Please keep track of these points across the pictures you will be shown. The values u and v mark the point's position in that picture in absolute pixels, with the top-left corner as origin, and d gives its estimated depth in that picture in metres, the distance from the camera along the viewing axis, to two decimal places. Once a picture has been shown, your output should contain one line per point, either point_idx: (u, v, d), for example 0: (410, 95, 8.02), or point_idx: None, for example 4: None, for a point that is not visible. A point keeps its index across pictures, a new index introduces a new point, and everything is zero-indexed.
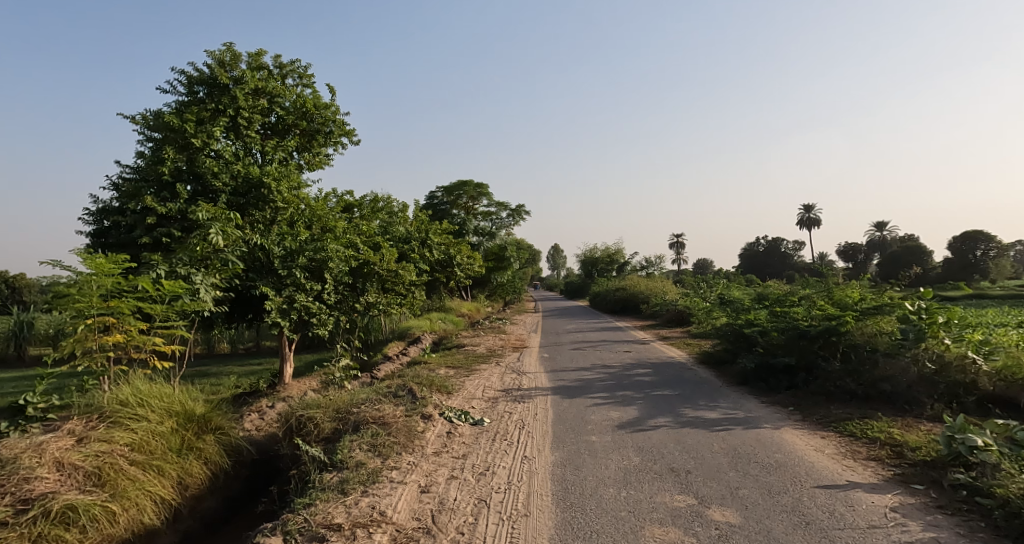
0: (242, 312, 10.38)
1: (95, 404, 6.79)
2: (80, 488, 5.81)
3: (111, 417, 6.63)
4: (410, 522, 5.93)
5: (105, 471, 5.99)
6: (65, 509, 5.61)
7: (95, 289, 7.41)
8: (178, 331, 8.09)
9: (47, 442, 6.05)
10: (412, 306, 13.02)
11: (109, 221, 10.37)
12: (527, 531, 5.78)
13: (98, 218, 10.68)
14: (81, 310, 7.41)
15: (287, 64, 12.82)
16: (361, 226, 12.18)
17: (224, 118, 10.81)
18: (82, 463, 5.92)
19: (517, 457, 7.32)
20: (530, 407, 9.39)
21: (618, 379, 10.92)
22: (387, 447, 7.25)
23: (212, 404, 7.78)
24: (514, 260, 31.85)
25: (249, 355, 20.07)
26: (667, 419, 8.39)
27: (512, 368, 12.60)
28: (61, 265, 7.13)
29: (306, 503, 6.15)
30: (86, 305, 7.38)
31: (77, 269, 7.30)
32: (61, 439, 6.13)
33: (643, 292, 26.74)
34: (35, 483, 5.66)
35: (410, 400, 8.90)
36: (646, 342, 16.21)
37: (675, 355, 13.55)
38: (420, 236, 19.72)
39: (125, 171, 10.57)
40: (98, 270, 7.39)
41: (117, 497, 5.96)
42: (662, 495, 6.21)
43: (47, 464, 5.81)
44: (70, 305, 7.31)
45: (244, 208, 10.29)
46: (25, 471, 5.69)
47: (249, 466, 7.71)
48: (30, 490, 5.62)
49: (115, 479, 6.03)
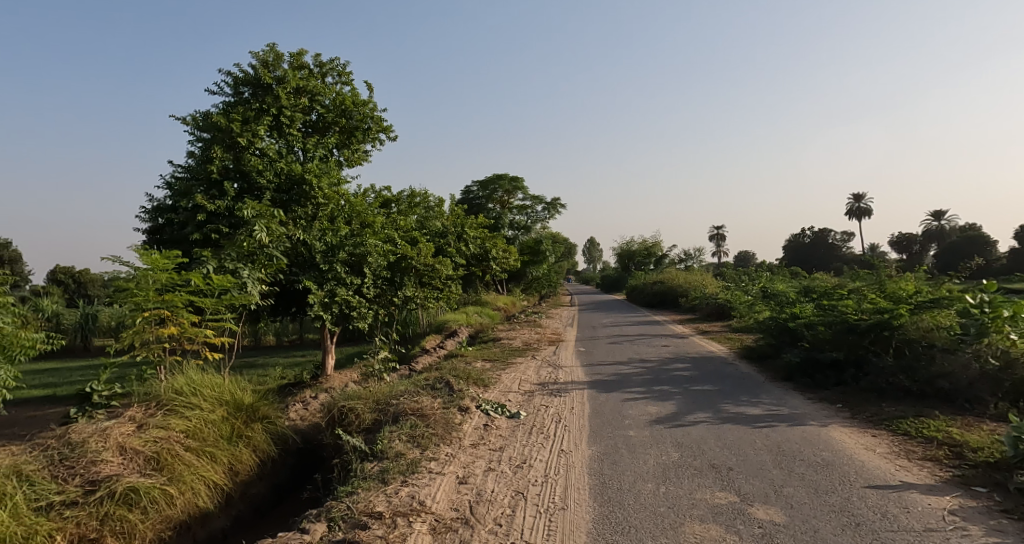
0: (286, 305, 10.44)
1: (152, 393, 7.05)
2: (140, 472, 5.93)
3: (168, 405, 6.82)
4: (448, 512, 5.87)
5: (163, 456, 6.10)
6: (128, 491, 5.71)
7: (151, 284, 7.53)
8: (228, 324, 8.21)
9: (110, 428, 6.29)
10: (450, 300, 12.97)
11: (164, 218, 10.90)
12: (565, 524, 5.67)
13: (154, 217, 11.26)
14: (139, 302, 7.59)
15: (327, 63, 13.08)
16: (399, 220, 12.22)
17: (267, 117, 11.03)
18: (143, 448, 6.06)
19: (554, 450, 7.21)
20: (567, 400, 9.28)
21: (656, 374, 10.73)
22: (426, 439, 7.22)
23: (259, 394, 7.87)
24: (549, 253, 31.52)
25: (293, 348, 20.40)
26: (708, 414, 8.19)
27: (548, 362, 12.52)
28: (118, 260, 7.32)
29: (349, 491, 6.16)
30: (144, 298, 7.55)
31: (134, 264, 7.41)
32: (123, 425, 6.35)
33: (685, 286, 26.27)
34: (102, 466, 5.83)
35: (447, 392, 8.90)
36: (685, 336, 15.97)
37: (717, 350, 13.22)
38: (456, 230, 19.71)
39: (179, 172, 10.98)
40: (154, 266, 7.48)
41: (175, 481, 6.04)
42: (703, 489, 6.07)
43: (111, 448, 6.00)
44: (129, 299, 7.52)
45: (288, 204, 10.48)
46: (92, 454, 5.89)
47: (295, 455, 7.75)
48: (97, 472, 5.77)
49: (173, 463, 6.13)
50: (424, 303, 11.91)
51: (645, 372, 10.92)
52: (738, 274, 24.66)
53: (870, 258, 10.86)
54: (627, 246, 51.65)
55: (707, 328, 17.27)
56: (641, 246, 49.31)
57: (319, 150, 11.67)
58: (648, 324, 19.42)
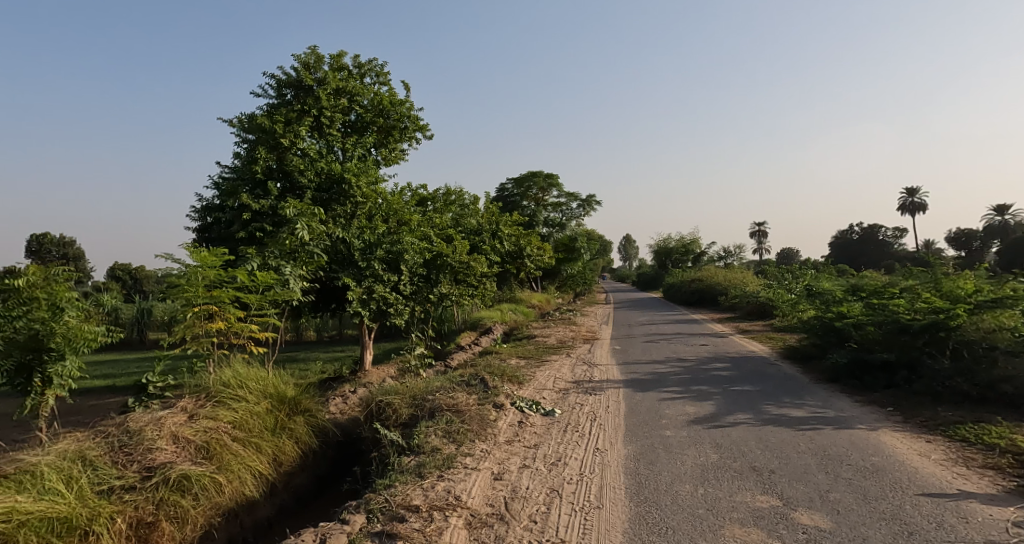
0: (326, 301, 10.45)
1: (202, 385, 7.05)
2: (192, 460, 6.02)
3: (216, 397, 6.87)
4: (484, 508, 5.76)
5: (213, 446, 6.20)
6: (181, 478, 5.80)
7: (201, 280, 7.60)
8: (272, 319, 8.21)
9: (165, 417, 6.36)
10: (485, 297, 12.87)
11: (212, 217, 11.11)
12: (600, 523, 5.52)
13: (203, 215, 11.55)
14: (189, 298, 7.66)
15: (366, 63, 13.09)
16: (435, 218, 12.13)
17: (308, 118, 11.09)
18: (194, 437, 6.17)
19: (589, 449, 7.04)
20: (603, 399, 9.09)
21: (695, 373, 10.46)
22: (461, 434, 7.12)
23: (301, 387, 7.88)
24: (584, 251, 31.24)
25: (332, 343, 20.56)
26: (749, 415, 7.93)
27: (583, 360, 12.33)
28: (170, 256, 7.43)
29: (386, 484, 6.09)
30: (194, 294, 7.61)
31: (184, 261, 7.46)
32: (176, 415, 6.43)
33: (724, 284, 25.74)
34: (157, 453, 5.93)
35: (482, 389, 8.78)
36: (725, 335, 15.62)
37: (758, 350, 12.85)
38: (491, 228, 19.61)
39: (227, 172, 11.18)
40: (202, 263, 7.52)
41: (224, 469, 6.12)
42: (743, 492, 5.84)
43: (166, 437, 6.10)
44: (181, 295, 7.58)
45: (328, 203, 10.52)
46: (148, 441, 5.99)
47: (335, 448, 7.72)
48: (153, 458, 5.88)
49: (222, 452, 6.22)
50: (460, 301, 11.81)
51: (682, 372, 10.65)
52: (780, 272, 24.03)
53: (925, 255, 10.41)
54: (664, 243, 51.04)
55: (748, 327, 16.85)
56: (678, 243, 48.65)
57: (357, 150, 11.65)
58: (686, 323, 19.05)
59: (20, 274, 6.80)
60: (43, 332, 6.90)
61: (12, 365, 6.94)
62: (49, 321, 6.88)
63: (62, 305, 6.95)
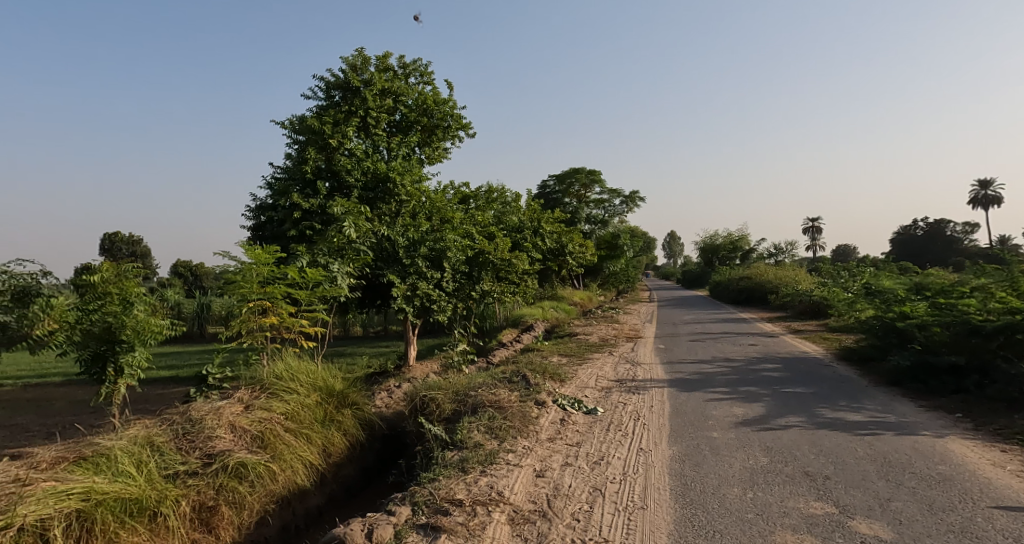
0: (372, 298, 10.34)
1: (258, 377, 7.18)
2: (249, 448, 6.01)
3: (270, 389, 6.91)
4: (527, 504, 5.57)
5: (267, 436, 6.20)
6: (238, 465, 5.77)
7: (255, 276, 7.71)
8: (320, 315, 8.14)
9: (223, 407, 6.38)
10: (526, 294, 12.66)
11: (265, 216, 12.06)
12: (644, 524, 5.28)
13: (257, 213, 12.35)
14: (245, 294, 7.76)
15: (411, 65, 13.11)
16: (476, 216, 11.95)
17: (354, 119, 11.76)
18: (250, 427, 6.16)
19: (632, 448, 6.79)
20: (646, 398, 8.81)
21: (744, 373, 10.08)
22: (503, 430, 6.95)
23: (348, 381, 7.85)
24: (628, 248, 30.77)
25: (379, 339, 20.72)
26: (802, 418, 7.56)
27: (627, 358, 12.04)
28: (227, 251, 7.57)
29: (430, 478, 5.93)
30: (249, 290, 7.72)
31: (239, 258, 7.61)
32: (233, 405, 6.44)
33: (774, 282, 24.99)
34: (216, 441, 5.91)
35: (523, 386, 8.60)
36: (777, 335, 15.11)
37: (810, 351, 12.34)
38: (532, 225, 19.43)
39: (282, 171, 11.95)
40: (256, 260, 7.65)
41: (277, 459, 6.11)
42: (795, 497, 5.53)
43: (225, 426, 6.09)
44: (236, 290, 7.70)
45: (374, 201, 11.16)
46: (209, 429, 5.98)
47: (381, 441, 7.64)
48: (213, 446, 5.86)
49: (275, 442, 6.22)
50: (501, 297, 11.65)
51: (730, 372, 10.27)
52: (834, 270, 23.20)
53: (998, 253, 9.83)
54: (711, 240, 50.12)
55: (799, 327, 16.24)
56: (726, 240, 47.68)
57: (401, 149, 12.19)
58: (733, 323, 18.48)
59: (95, 270, 7.16)
60: (114, 324, 7.27)
61: (90, 353, 7.40)
62: (120, 314, 7.24)
63: (132, 300, 7.26)
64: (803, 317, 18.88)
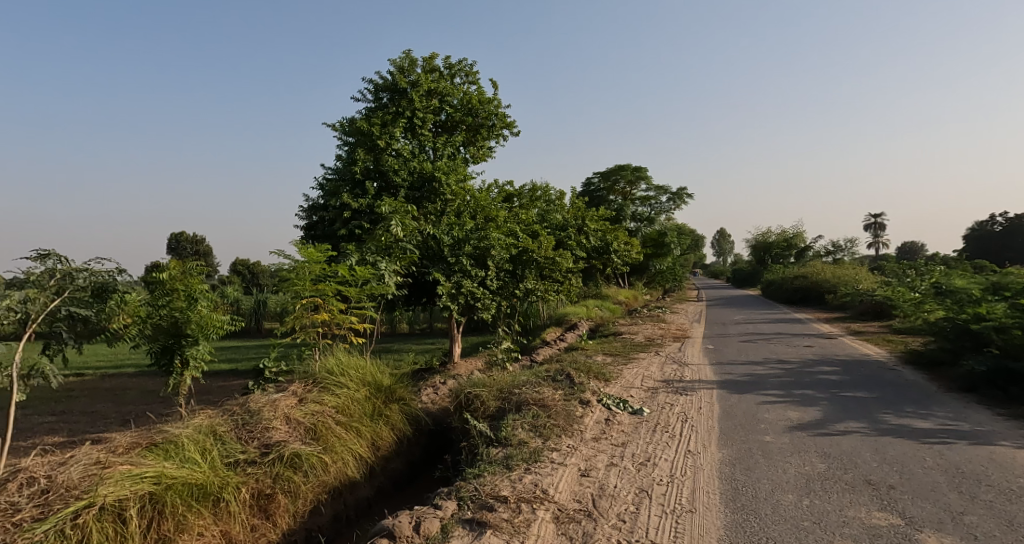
0: (417, 296, 11.38)
1: (310, 371, 8.13)
2: (303, 439, 6.79)
3: (321, 383, 7.84)
4: (571, 503, 6.35)
5: (319, 428, 6.99)
6: (293, 455, 6.49)
7: (308, 275, 8.75)
8: (369, 312, 9.24)
9: (279, 400, 7.22)
10: (570, 293, 13.41)
11: (317, 217, 13.25)
12: (693, 527, 5.96)
13: (310, 214, 13.58)
14: (299, 290, 8.81)
15: (456, 65, 14.07)
16: (521, 214, 12.83)
17: (402, 120, 13.02)
18: (303, 419, 6.98)
19: (680, 450, 7.54)
20: (694, 399, 9.56)
21: (799, 376, 10.72)
22: (547, 429, 7.81)
23: (396, 378, 8.80)
24: (674, 247, 31.11)
25: (422, 336, 21.73)
26: (863, 424, 8.20)
27: (673, 358, 12.79)
28: (283, 253, 8.67)
29: (476, 474, 6.83)
30: (302, 287, 8.76)
31: (294, 257, 8.65)
32: (288, 398, 7.29)
33: (832, 280, 25.27)
34: (273, 432, 6.66)
35: (568, 385, 9.46)
36: (833, 336, 15.59)
37: (873, 353, 12.87)
38: (577, 223, 20.21)
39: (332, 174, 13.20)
40: (310, 259, 8.68)
41: (329, 450, 6.89)
42: (857, 507, 6.13)
43: (280, 417, 6.89)
44: (291, 288, 8.77)
45: (420, 200, 12.19)
46: (266, 421, 6.75)
47: (426, 436, 8.55)
48: (269, 437, 6.60)
49: (327, 434, 7.01)
50: (545, 295, 12.43)
51: (785, 374, 10.92)
52: (898, 268, 23.36)
53: None
54: (765, 237, 50.06)
55: (860, 329, 16.69)
56: (779, 238, 47.70)
57: (447, 148, 13.25)
58: (789, 323, 18.95)
59: (164, 269, 7.95)
60: (180, 319, 8.03)
61: (160, 347, 8.18)
62: (185, 310, 7.99)
63: (196, 296, 8.01)
64: (866, 317, 19.22)
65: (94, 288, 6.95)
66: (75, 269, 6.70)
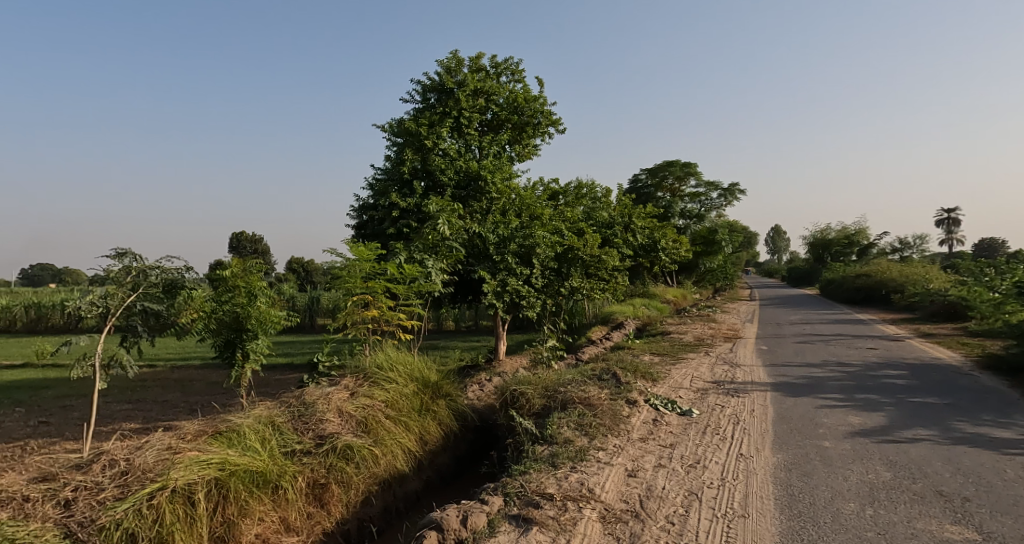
0: (463, 294, 11.60)
1: (361, 366, 8.42)
2: (354, 431, 7.05)
3: (371, 377, 8.12)
4: (618, 503, 6.44)
5: (369, 422, 7.24)
6: (346, 447, 6.76)
7: (359, 272, 9.03)
8: (417, 309, 9.44)
9: (332, 393, 7.52)
10: (616, 291, 13.43)
11: (366, 216, 13.70)
12: (745, 532, 5.97)
13: (360, 213, 14.04)
14: (350, 288, 9.10)
15: (502, 63, 14.26)
16: (566, 212, 12.93)
17: (449, 120, 13.30)
18: (354, 412, 7.24)
19: (731, 454, 7.54)
20: (746, 402, 9.51)
21: (861, 380, 10.57)
22: (594, 428, 7.91)
23: (443, 374, 9.03)
24: (726, 244, 30.33)
25: (467, 334, 21.99)
26: (934, 432, 8.05)
27: (725, 359, 12.75)
28: (335, 251, 8.98)
29: (522, 470, 6.99)
30: (353, 285, 9.04)
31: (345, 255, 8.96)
32: (341, 392, 7.57)
33: (898, 280, 24.59)
34: (327, 424, 6.94)
35: (614, 384, 9.54)
36: (899, 338, 15.23)
37: (945, 357, 12.54)
38: (623, 221, 20.24)
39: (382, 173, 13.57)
40: (360, 257, 9.00)
41: (379, 443, 7.14)
42: (927, 519, 6.04)
43: (333, 410, 7.17)
44: (343, 285, 9.07)
45: (467, 198, 12.38)
46: (320, 413, 7.04)
47: (472, 432, 8.75)
48: (323, 428, 6.88)
49: (377, 428, 7.26)
50: (591, 294, 12.37)
51: (846, 377, 10.79)
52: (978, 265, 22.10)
53: None
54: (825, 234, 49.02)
55: (932, 331, 16.27)
56: (840, 235, 46.67)
57: (492, 147, 13.45)
58: (851, 324, 18.58)
59: (226, 266, 8.36)
60: (242, 314, 8.38)
61: (222, 340, 8.54)
62: (245, 305, 8.36)
63: (256, 292, 8.39)
64: (937, 318, 18.67)
65: (165, 284, 7.39)
66: (149, 266, 7.19)
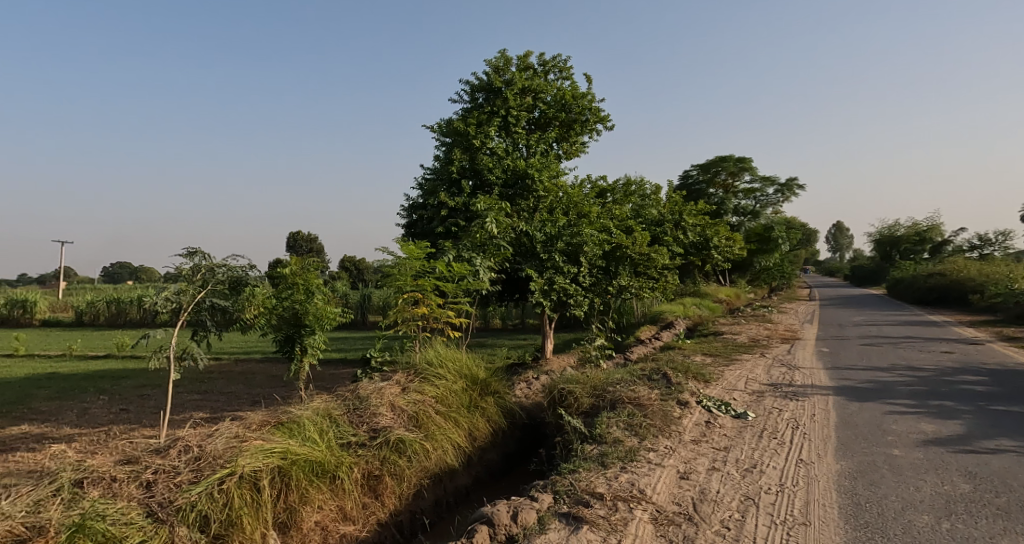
0: (511, 292, 11.74)
1: (413, 362, 8.64)
2: (406, 425, 7.27)
3: (422, 373, 8.33)
4: (670, 505, 6.48)
5: (421, 416, 7.44)
6: (399, 440, 6.98)
7: (409, 271, 9.23)
8: (465, 307, 9.61)
9: (385, 388, 7.75)
10: (666, 290, 13.37)
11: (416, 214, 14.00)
12: (807, 540, 5.94)
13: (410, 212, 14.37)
14: (401, 286, 9.32)
15: (551, 61, 14.37)
16: (614, 209, 12.91)
17: (497, 119, 13.47)
18: (406, 407, 7.45)
19: (790, 459, 7.47)
20: (806, 406, 9.39)
21: (933, 385, 10.31)
22: (644, 429, 7.96)
23: (491, 372, 9.19)
24: (782, 242, 29.94)
25: (515, 332, 22.15)
26: (1016, 442, 7.82)
27: (781, 360, 12.60)
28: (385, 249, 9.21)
29: (571, 469, 7.10)
30: (403, 283, 9.25)
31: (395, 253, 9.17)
32: (393, 387, 7.80)
33: (976, 280, 23.74)
34: (380, 418, 7.17)
35: (665, 385, 9.55)
36: (976, 342, 14.72)
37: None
38: (674, 219, 20.11)
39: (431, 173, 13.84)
40: (410, 255, 9.21)
41: (430, 438, 7.34)
42: (1010, 535, 5.88)
43: (386, 404, 7.40)
44: (394, 283, 9.29)
45: (514, 198, 12.34)
46: (373, 407, 7.28)
47: (521, 430, 8.89)
48: (377, 422, 7.11)
49: (428, 422, 7.46)
50: (640, 293, 12.31)
51: (916, 382, 10.54)
52: None
53: None
54: (892, 232, 47.57)
55: (1015, 334, 15.67)
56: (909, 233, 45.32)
57: (539, 145, 13.56)
58: (924, 325, 18.08)
59: (285, 264, 8.71)
60: (301, 311, 8.71)
61: (283, 335, 8.89)
62: (303, 302, 8.69)
63: (313, 289, 8.72)
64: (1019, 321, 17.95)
65: (230, 282, 7.73)
66: (216, 265, 7.52)
